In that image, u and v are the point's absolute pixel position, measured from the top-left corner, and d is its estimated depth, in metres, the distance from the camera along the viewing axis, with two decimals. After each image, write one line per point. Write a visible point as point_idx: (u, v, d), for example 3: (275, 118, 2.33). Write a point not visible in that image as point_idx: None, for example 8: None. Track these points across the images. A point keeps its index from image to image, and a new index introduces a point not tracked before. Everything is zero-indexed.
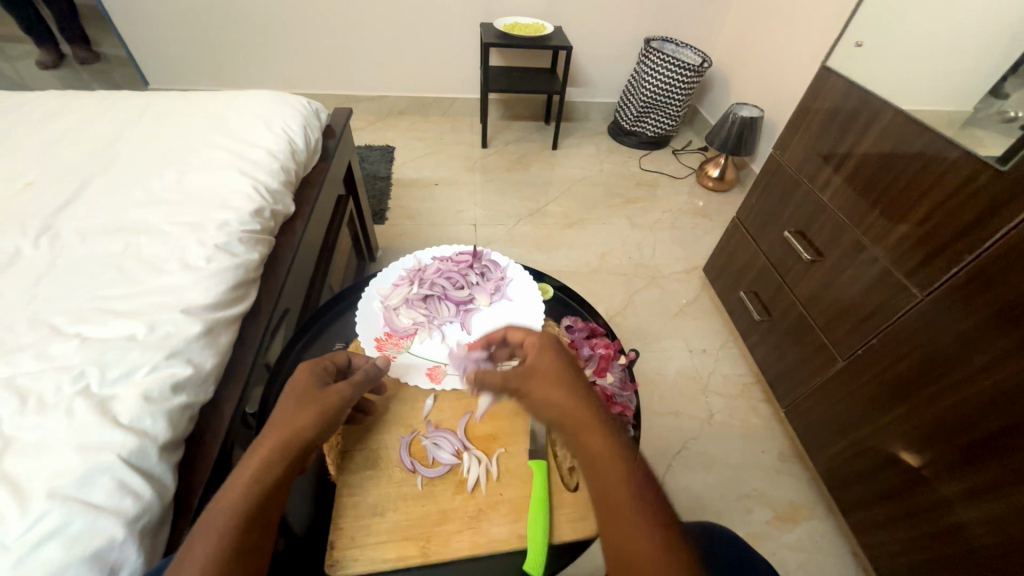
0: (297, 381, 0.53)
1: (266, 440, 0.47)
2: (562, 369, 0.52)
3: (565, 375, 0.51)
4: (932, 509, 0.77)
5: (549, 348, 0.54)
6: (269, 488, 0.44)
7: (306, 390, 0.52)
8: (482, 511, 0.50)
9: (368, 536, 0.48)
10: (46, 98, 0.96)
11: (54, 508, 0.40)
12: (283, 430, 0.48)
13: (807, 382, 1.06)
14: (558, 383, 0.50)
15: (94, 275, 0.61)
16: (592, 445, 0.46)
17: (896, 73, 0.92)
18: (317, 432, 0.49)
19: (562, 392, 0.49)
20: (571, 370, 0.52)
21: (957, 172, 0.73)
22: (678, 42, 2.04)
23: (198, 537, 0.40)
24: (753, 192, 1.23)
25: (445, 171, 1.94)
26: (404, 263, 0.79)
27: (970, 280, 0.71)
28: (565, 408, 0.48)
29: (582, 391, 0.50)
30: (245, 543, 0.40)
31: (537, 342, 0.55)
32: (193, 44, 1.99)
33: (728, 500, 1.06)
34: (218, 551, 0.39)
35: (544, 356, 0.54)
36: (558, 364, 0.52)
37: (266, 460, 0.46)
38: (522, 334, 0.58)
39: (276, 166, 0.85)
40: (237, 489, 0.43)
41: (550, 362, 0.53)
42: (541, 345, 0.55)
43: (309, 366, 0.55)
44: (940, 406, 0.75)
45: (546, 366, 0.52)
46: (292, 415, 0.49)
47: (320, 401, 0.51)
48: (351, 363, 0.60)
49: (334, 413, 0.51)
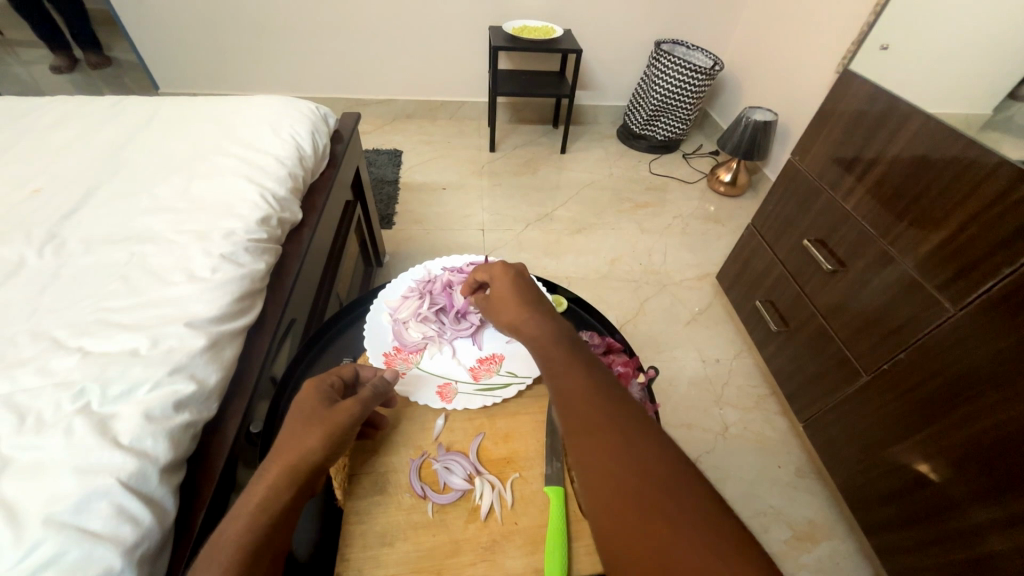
0: (304, 402, 0.50)
1: (269, 469, 0.45)
2: (514, 285, 0.62)
3: (516, 290, 0.61)
4: (963, 535, 0.74)
5: (509, 272, 0.63)
6: (273, 520, 0.42)
7: (312, 412, 0.50)
8: (497, 542, 0.48)
9: (376, 569, 0.45)
10: (55, 104, 0.96)
11: (50, 536, 0.39)
12: (289, 454, 0.46)
13: (828, 395, 1.02)
14: (511, 294, 0.61)
15: (98, 285, 0.59)
16: (537, 332, 0.56)
17: (921, 78, 0.90)
18: (325, 456, 0.47)
19: (514, 304, 0.59)
20: (523, 285, 0.62)
21: (995, 181, 0.70)
22: (689, 45, 2.01)
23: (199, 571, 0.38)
24: (769, 198, 1.21)
25: (453, 175, 1.93)
26: (414, 274, 0.77)
27: (1007, 297, 0.68)
28: (518, 312, 0.58)
29: (533, 302, 0.60)
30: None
31: (492, 267, 0.65)
32: (203, 49, 2.00)
33: (744, 516, 1.02)
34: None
35: (499, 276, 0.63)
36: (511, 280, 0.62)
37: (270, 491, 0.43)
38: (495, 272, 0.64)
39: (284, 173, 0.83)
40: (238, 525, 0.40)
41: (504, 279, 0.63)
42: (506, 275, 0.63)
43: (315, 383, 0.53)
44: (976, 427, 0.71)
45: (505, 289, 0.62)
46: (297, 440, 0.47)
47: (327, 420, 0.49)
48: (358, 378, 0.58)
49: (340, 438, 0.49)
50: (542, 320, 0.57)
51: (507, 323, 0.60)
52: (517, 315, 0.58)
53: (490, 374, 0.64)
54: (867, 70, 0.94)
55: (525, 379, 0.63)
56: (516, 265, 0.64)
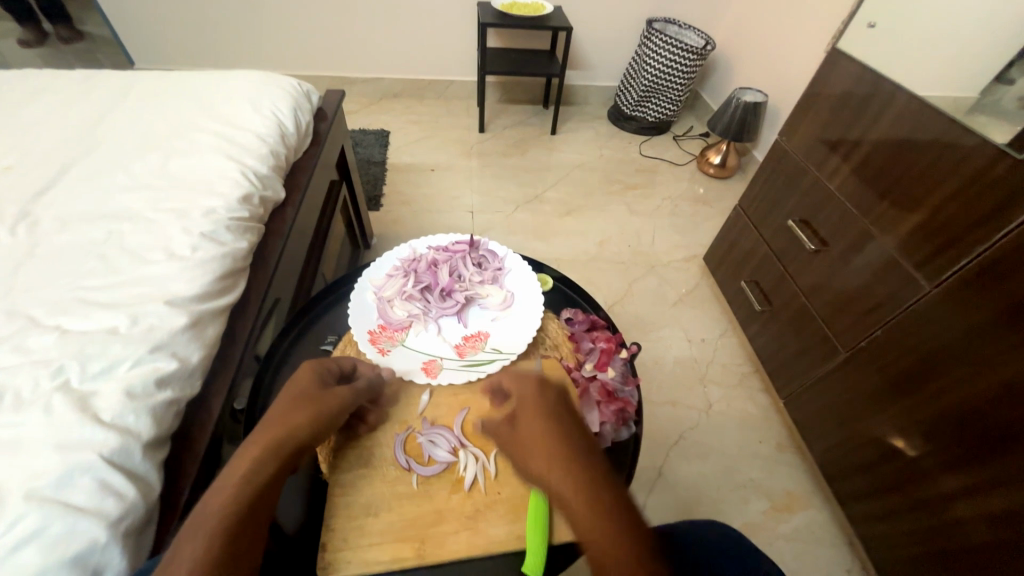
0: (294, 385, 0.51)
1: (254, 442, 0.45)
2: (552, 410, 0.49)
3: (551, 418, 0.48)
4: (930, 502, 0.78)
5: (542, 393, 0.51)
6: (259, 492, 0.42)
7: (303, 394, 0.50)
8: (479, 511, 0.49)
9: (360, 538, 0.47)
10: (23, 79, 0.92)
11: (31, 510, 0.39)
12: (275, 429, 0.46)
13: (808, 373, 1.05)
14: (540, 421, 0.48)
15: (74, 264, 0.58)
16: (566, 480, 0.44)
17: (908, 57, 0.90)
18: (310, 433, 0.48)
19: (547, 440, 0.47)
20: (562, 412, 0.49)
21: (974, 161, 0.71)
22: (681, 24, 1.98)
23: (185, 539, 0.38)
24: (756, 180, 1.21)
25: (441, 156, 1.90)
26: (399, 253, 0.77)
27: (981, 273, 0.69)
28: (553, 456, 0.45)
29: (571, 436, 0.47)
30: (233, 546, 0.38)
31: (523, 383, 0.53)
32: (180, 23, 1.92)
33: (725, 490, 1.06)
34: (201, 559, 0.37)
35: (532, 396, 0.51)
36: (546, 403, 0.50)
37: (255, 464, 0.44)
38: (526, 390, 0.52)
39: (265, 151, 0.82)
40: (223, 495, 0.41)
41: (534, 403, 0.50)
42: (537, 396, 0.51)
43: (312, 365, 0.54)
44: (947, 400, 0.74)
45: (532, 416, 0.49)
46: (283, 417, 0.48)
47: (318, 401, 0.50)
48: (355, 370, 0.58)
49: (326, 418, 0.49)
50: (585, 469, 0.44)
51: (530, 461, 0.47)
52: (551, 456, 0.45)
53: (475, 351, 0.65)
54: (855, 49, 0.94)
55: (509, 356, 0.64)
56: (552, 386, 0.52)
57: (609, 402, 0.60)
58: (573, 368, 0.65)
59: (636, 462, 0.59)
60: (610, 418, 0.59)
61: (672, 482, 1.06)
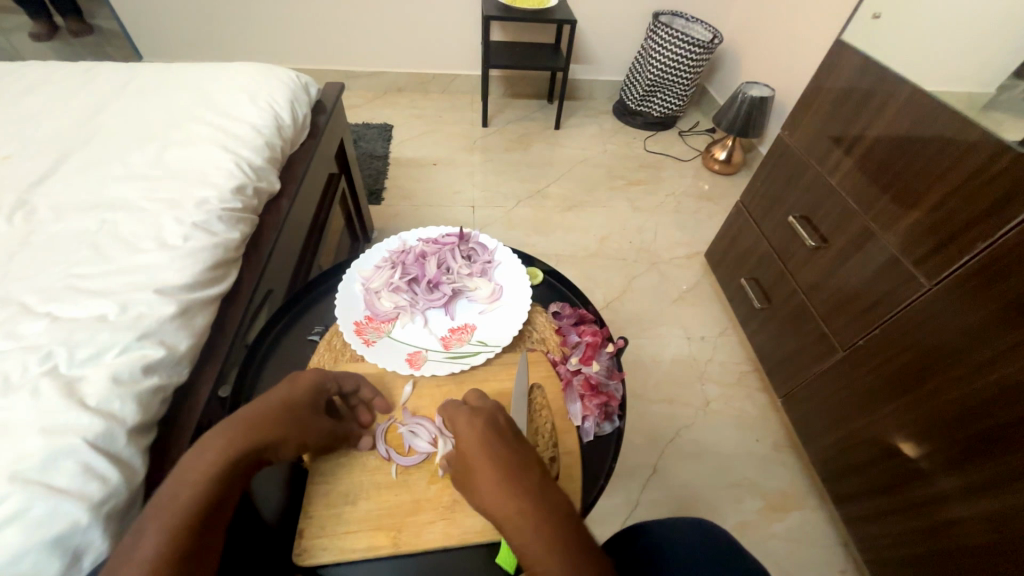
0: (290, 393, 0.51)
1: (224, 435, 0.45)
2: (491, 438, 0.48)
3: (491, 448, 0.47)
4: (925, 503, 0.76)
5: (480, 419, 0.50)
6: (222, 491, 0.43)
7: (295, 407, 0.50)
8: (457, 501, 0.51)
9: (338, 526, 0.49)
10: (26, 70, 0.93)
11: (16, 491, 0.39)
12: (246, 434, 0.46)
13: (806, 371, 1.04)
14: (479, 452, 0.47)
15: (68, 252, 0.59)
16: (511, 513, 0.44)
17: (914, 46, 0.87)
18: (279, 441, 0.48)
19: (489, 474, 0.46)
20: (499, 436, 0.49)
21: (975, 156, 0.70)
22: (688, 17, 1.95)
23: (146, 530, 0.39)
24: (758, 175, 1.19)
25: (444, 151, 1.90)
26: (389, 245, 0.77)
27: (981, 271, 0.68)
28: (497, 490, 0.45)
29: (511, 463, 0.47)
30: (191, 547, 0.39)
31: (458, 411, 0.51)
32: (187, 17, 1.94)
33: (718, 488, 1.05)
34: (158, 555, 0.38)
35: (470, 423, 0.50)
36: (481, 428, 0.49)
37: (222, 459, 0.44)
38: (464, 418, 0.50)
39: (260, 142, 0.82)
40: (189, 489, 0.42)
41: (471, 430, 0.49)
42: (475, 423, 0.50)
43: (314, 379, 0.53)
44: (942, 400, 0.73)
45: (472, 447, 0.48)
46: (265, 419, 0.48)
47: (300, 421, 0.50)
48: (357, 392, 0.57)
49: (306, 432, 0.50)
50: (528, 498, 0.44)
51: (477, 495, 0.46)
52: (495, 489, 0.45)
53: (461, 343, 0.65)
54: (860, 39, 0.91)
55: (494, 349, 0.64)
56: (487, 410, 0.51)
57: (592, 396, 0.60)
58: (559, 362, 0.65)
59: (616, 456, 0.59)
60: (592, 412, 0.59)
61: (665, 479, 1.05)
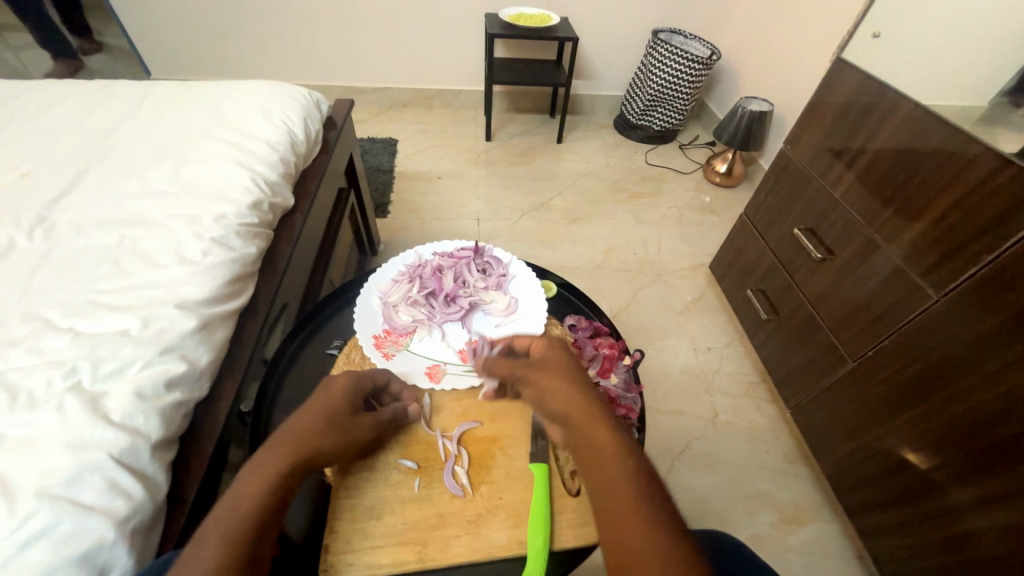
0: (325, 400, 0.51)
1: (275, 450, 0.46)
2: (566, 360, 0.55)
3: (570, 370, 0.54)
4: (942, 515, 0.76)
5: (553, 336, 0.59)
6: (279, 501, 0.43)
7: (335, 413, 0.51)
8: (481, 515, 0.51)
9: (364, 541, 0.49)
10: (46, 88, 0.95)
11: (42, 508, 0.39)
12: (291, 446, 0.46)
13: (816, 382, 1.04)
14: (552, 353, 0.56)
15: (90, 268, 0.59)
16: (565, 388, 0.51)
17: (908, 64, 0.89)
18: (327, 453, 0.48)
19: (574, 388, 0.51)
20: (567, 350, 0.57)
21: (978, 168, 0.71)
22: (687, 34, 1.99)
23: (207, 542, 0.39)
24: (762, 188, 1.21)
25: (449, 165, 1.92)
26: (404, 259, 0.77)
27: (988, 282, 0.69)
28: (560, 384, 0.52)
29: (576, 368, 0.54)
30: (251, 553, 0.39)
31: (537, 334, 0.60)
32: (196, 36, 1.98)
33: (731, 501, 1.04)
34: (219, 563, 0.37)
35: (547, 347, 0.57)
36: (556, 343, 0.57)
37: (277, 472, 0.44)
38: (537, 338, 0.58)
39: (275, 158, 0.83)
40: (248, 499, 0.42)
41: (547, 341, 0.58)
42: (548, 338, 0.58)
43: (352, 383, 0.54)
44: (954, 410, 0.73)
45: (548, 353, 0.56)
46: (308, 430, 0.48)
47: (343, 426, 0.50)
48: (388, 386, 0.59)
49: (351, 435, 0.50)
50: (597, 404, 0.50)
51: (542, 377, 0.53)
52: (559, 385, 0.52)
53: None
54: (858, 55, 0.94)
55: None
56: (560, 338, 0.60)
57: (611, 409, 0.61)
58: None
59: None
60: None
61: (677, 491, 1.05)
